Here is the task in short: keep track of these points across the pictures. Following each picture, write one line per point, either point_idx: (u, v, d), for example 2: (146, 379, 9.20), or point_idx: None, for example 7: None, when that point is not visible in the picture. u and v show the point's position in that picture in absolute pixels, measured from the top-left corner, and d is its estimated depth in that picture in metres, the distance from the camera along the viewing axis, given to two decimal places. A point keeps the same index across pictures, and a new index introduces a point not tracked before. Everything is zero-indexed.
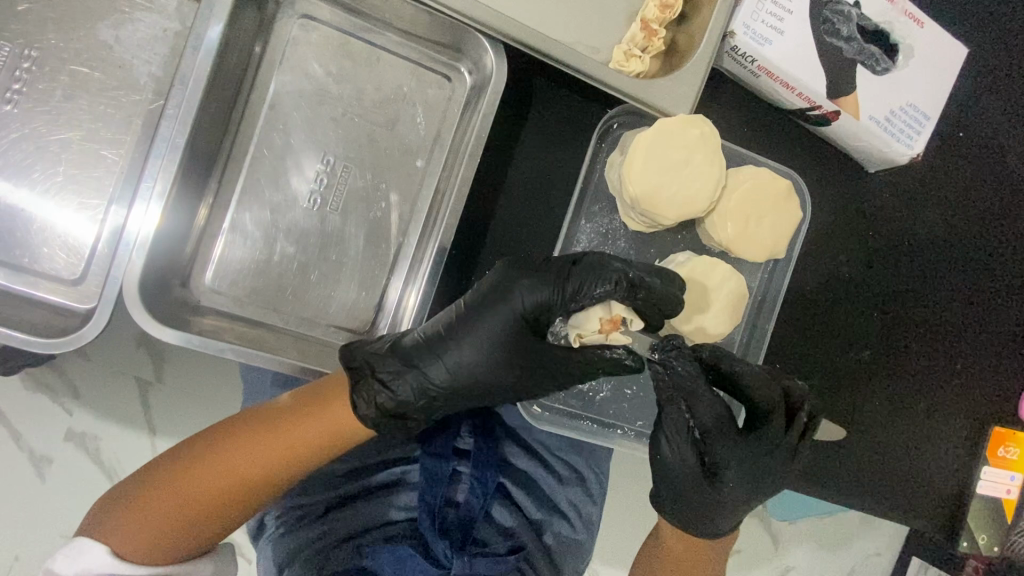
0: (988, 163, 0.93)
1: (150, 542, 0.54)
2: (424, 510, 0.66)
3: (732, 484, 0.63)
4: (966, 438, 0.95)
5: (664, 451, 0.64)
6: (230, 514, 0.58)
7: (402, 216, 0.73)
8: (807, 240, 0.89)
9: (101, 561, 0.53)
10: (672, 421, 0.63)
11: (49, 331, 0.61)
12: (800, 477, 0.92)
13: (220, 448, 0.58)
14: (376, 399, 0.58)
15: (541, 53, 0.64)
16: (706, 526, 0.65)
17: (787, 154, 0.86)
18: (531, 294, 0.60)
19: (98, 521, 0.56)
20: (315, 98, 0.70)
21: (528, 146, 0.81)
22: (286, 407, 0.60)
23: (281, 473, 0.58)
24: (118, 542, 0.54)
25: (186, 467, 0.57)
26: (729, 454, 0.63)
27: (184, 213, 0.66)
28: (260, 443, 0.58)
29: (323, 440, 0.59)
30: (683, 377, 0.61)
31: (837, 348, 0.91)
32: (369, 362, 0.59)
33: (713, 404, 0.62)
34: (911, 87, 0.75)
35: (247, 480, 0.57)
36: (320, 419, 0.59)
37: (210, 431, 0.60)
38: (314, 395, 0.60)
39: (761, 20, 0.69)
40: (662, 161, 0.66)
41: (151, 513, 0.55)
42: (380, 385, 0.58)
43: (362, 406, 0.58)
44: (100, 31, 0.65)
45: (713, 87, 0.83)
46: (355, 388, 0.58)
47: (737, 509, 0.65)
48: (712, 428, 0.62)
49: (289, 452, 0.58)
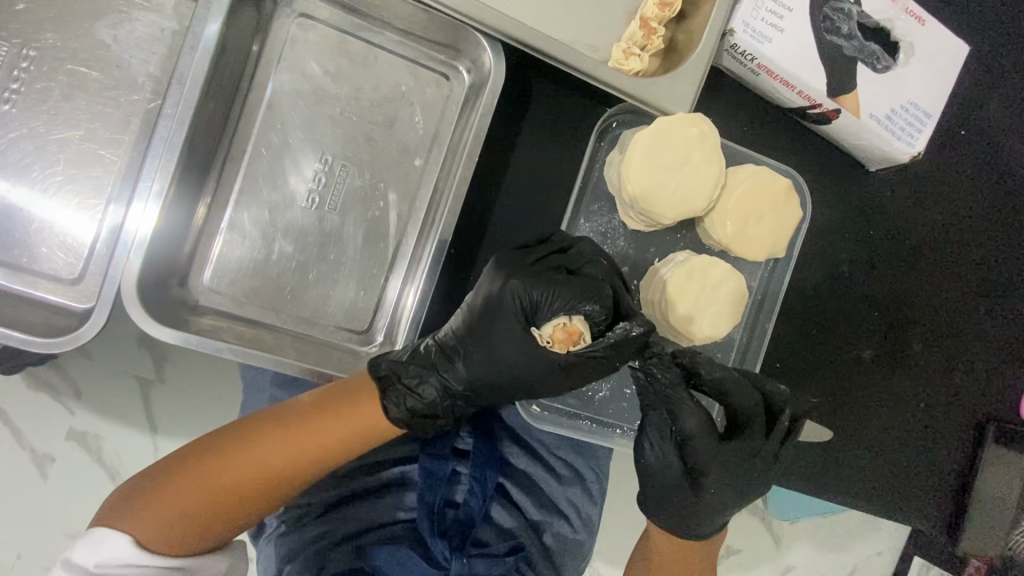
0: (990, 161, 0.92)
1: (174, 532, 0.54)
2: (423, 511, 0.67)
3: (714, 491, 0.63)
4: (966, 436, 0.95)
5: (647, 455, 0.65)
6: (253, 508, 0.58)
7: (400, 216, 0.72)
8: (808, 239, 0.89)
9: (122, 550, 0.52)
10: (655, 427, 0.64)
11: (48, 331, 0.61)
12: (802, 477, 0.92)
13: (248, 442, 0.58)
14: (405, 403, 0.60)
15: (539, 51, 0.63)
16: (693, 529, 0.65)
17: (788, 152, 0.85)
18: (528, 296, 0.60)
19: (116, 511, 0.55)
20: (313, 97, 0.70)
21: (527, 145, 0.80)
22: (315, 404, 0.60)
23: (308, 469, 0.59)
24: (141, 531, 0.53)
25: (213, 460, 0.57)
26: (712, 458, 0.63)
27: (183, 212, 0.66)
28: (290, 438, 0.58)
29: (352, 438, 0.59)
30: (664, 386, 0.62)
31: (836, 349, 0.91)
32: (395, 370, 0.61)
33: (696, 410, 0.62)
34: (912, 85, 0.74)
35: (275, 474, 0.58)
36: (350, 416, 0.59)
37: (234, 427, 0.60)
38: (340, 393, 0.61)
39: (761, 17, 0.68)
40: (661, 159, 0.66)
41: (177, 502, 0.54)
42: (408, 391, 0.61)
43: (394, 412, 0.60)
44: (98, 30, 0.65)
45: (713, 85, 0.83)
46: (384, 395, 0.60)
47: (722, 514, 0.65)
48: (694, 433, 0.62)
49: (317, 447, 0.58)
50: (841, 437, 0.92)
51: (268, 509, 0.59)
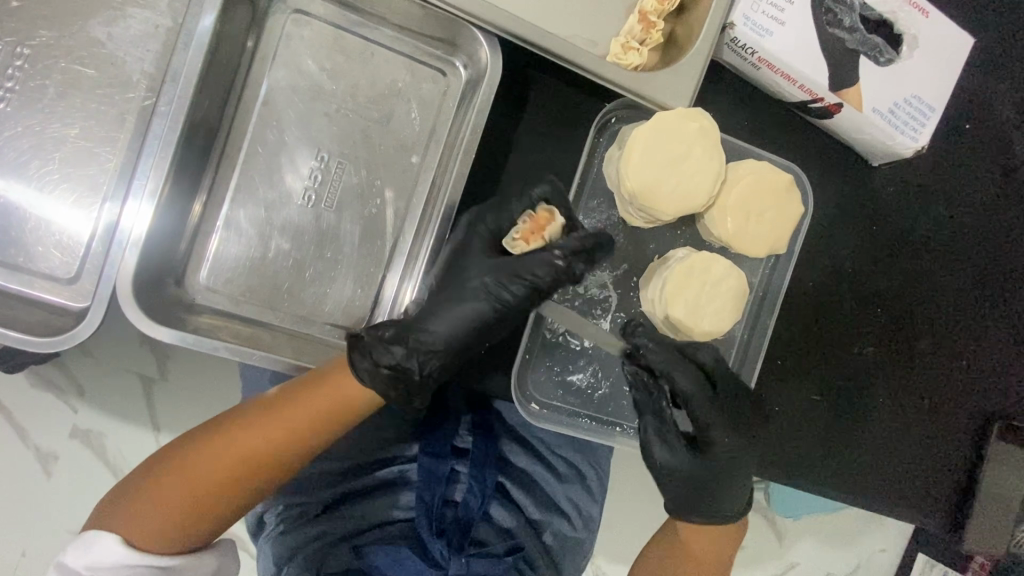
0: (995, 155, 0.91)
1: (161, 530, 0.55)
2: (421, 510, 0.68)
3: (724, 444, 0.63)
4: (971, 434, 0.94)
5: (656, 453, 0.64)
6: (243, 500, 0.58)
7: (397, 212, 0.72)
8: (810, 234, 0.88)
9: (112, 551, 0.53)
10: (653, 413, 0.65)
11: (43, 330, 0.61)
12: (805, 475, 0.91)
13: (227, 432, 0.58)
14: (376, 360, 0.58)
15: (536, 45, 0.63)
16: (720, 507, 0.66)
17: (790, 146, 0.85)
18: (537, 269, 0.59)
19: (108, 513, 0.56)
20: (310, 94, 0.69)
21: (525, 140, 0.80)
22: (287, 390, 0.60)
23: (288, 455, 0.59)
24: (129, 531, 0.54)
25: (194, 455, 0.57)
26: (712, 418, 0.63)
27: (176, 210, 0.66)
28: (268, 424, 0.58)
29: (331, 418, 0.59)
30: (653, 355, 0.63)
31: (837, 346, 0.90)
32: (369, 335, 0.59)
33: (688, 372, 0.63)
34: (917, 78, 0.73)
35: (257, 462, 0.58)
36: (325, 397, 0.59)
37: (216, 419, 0.60)
38: (314, 378, 0.60)
39: (761, 11, 0.67)
40: (659, 153, 0.65)
41: (161, 500, 0.55)
42: (381, 351, 0.59)
43: (377, 370, 0.58)
44: (92, 27, 0.65)
45: (713, 79, 0.82)
46: (359, 353, 0.59)
47: (741, 474, 0.65)
48: (691, 398, 0.62)
49: (297, 433, 0.59)
50: (844, 436, 0.91)
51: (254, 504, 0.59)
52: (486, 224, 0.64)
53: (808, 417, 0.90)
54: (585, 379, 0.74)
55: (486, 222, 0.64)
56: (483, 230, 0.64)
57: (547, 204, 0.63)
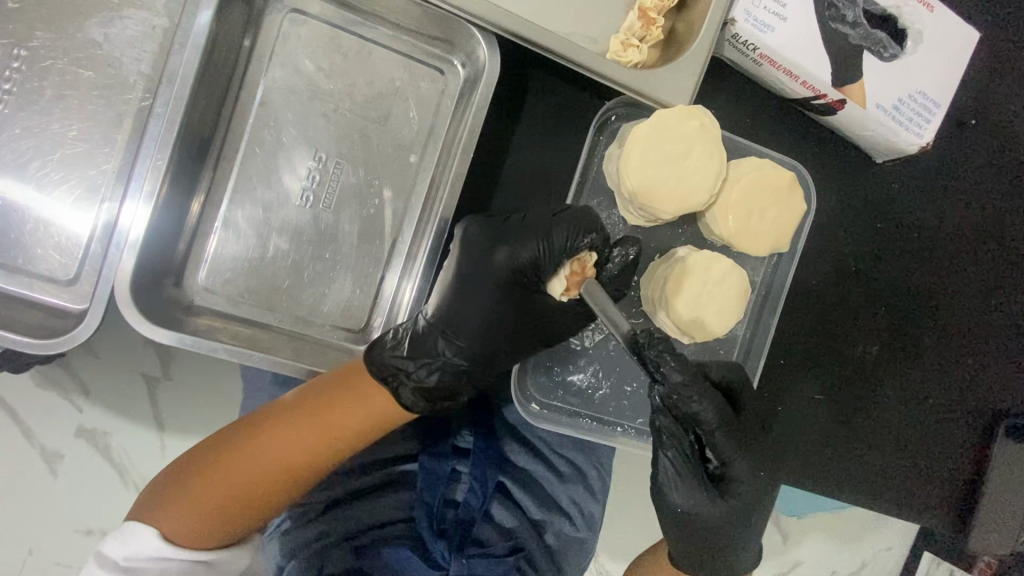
0: (1001, 153, 0.90)
1: (197, 528, 0.55)
2: (423, 511, 0.67)
3: (745, 480, 0.62)
4: (977, 429, 0.93)
5: (678, 498, 0.61)
6: (275, 499, 0.59)
7: (395, 211, 0.72)
8: (814, 231, 0.87)
9: (152, 544, 0.53)
10: (674, 450, 0.61)
11: (43, 331, 0.61)
12: (810, 474, 0.90)
13: (263, 433, 0.58)
14: (421, 394, 0.62)
15: (536, 44, 0.62)
16: (742, 554, 0.65)
17: (792, 142, 0.84)
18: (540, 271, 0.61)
19: (145, 507, 0.56)
20: (308, 93, 0.69)
21: (523, 138, 0.79)
22: (321, 392, 0.60)
23: (323, 457, 0.59)
24: (169, 526, 0.54)
25: (230, 451, 0.57)
26: (732, 450, 0.61)
27: (173, 210, 0.65)
28: (303, 427, 0.58)
29: (367, 425, 0.60)
30: (681, 384, 0.58)
31: (844, 342, 0.89)
32: (399, 367, 0.61)
33: (709, 399, 0.59)
34: (922, 72, 0.72)
35: (293, 465, 0.58)
36: (358, 404, 0.59)
37: (250, 417, 0.60)
38: (347, 380, 0.61)
39: (763, 6, 0.67)
40: (660, 153, 0.64)
41: (199, 498, 0.55)
42: (418, 382, 0.62)
43: (415, 403, 0.62)
44: (88, 28, 0.65)
45: (714, 75, 0.81)
46: (397, 393, 0.60)
47: (760, 509, 0.64)
48: (714, 427, 0.60)
49: (334, 437, 0.59)
50: (850, 430, 0.90)
51: (283, 502, 0.60)
52: (500, 254, 0.61)
53: (814, 415, 0.89)
54: (585, 379, 0.74)
55: (501, 252, 0.61)
56: (496, 262, 0.62)
57: (591, 249, 0.61)
